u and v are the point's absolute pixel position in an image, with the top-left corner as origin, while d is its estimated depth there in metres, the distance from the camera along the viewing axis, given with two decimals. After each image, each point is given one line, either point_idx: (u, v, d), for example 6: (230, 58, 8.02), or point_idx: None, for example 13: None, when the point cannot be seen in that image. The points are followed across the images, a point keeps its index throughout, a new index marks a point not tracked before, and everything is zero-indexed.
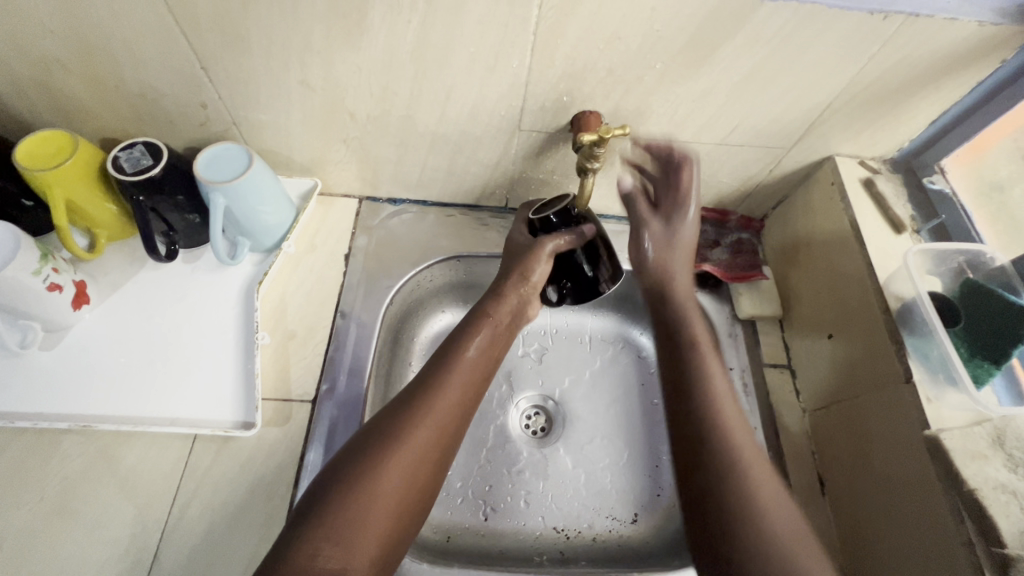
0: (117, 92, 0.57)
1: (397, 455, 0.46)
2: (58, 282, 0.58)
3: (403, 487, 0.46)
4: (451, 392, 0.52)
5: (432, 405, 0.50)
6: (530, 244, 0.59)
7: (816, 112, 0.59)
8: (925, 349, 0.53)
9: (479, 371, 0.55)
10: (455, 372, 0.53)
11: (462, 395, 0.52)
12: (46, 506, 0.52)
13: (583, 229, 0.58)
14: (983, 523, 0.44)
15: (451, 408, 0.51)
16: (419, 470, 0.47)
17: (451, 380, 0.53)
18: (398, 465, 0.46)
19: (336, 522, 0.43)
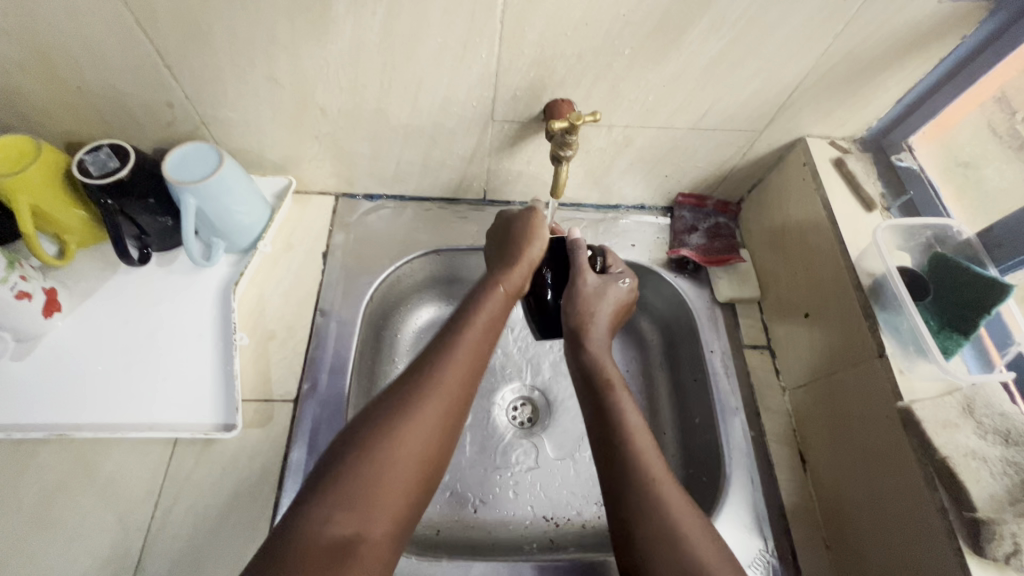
0: (78, 94, 0.55)
1: (422, 418, 0.47)
2: (26, 290, 0.56)
3: (429, 447, 0.46)
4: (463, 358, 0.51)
5: (446, 376, 0.49)
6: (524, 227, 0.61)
7: (785, 94, 0.59)
8: (896, 323, 0.54)
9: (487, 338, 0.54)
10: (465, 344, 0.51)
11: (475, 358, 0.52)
12: (23, 519, 0.52)
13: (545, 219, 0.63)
14: (955, 490, 0.45)
15: (463, 379, 0.50)
16: (437, 437, 0.47)
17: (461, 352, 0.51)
18: (417, 436, 0.46)
19: (349, 492, 0.42)
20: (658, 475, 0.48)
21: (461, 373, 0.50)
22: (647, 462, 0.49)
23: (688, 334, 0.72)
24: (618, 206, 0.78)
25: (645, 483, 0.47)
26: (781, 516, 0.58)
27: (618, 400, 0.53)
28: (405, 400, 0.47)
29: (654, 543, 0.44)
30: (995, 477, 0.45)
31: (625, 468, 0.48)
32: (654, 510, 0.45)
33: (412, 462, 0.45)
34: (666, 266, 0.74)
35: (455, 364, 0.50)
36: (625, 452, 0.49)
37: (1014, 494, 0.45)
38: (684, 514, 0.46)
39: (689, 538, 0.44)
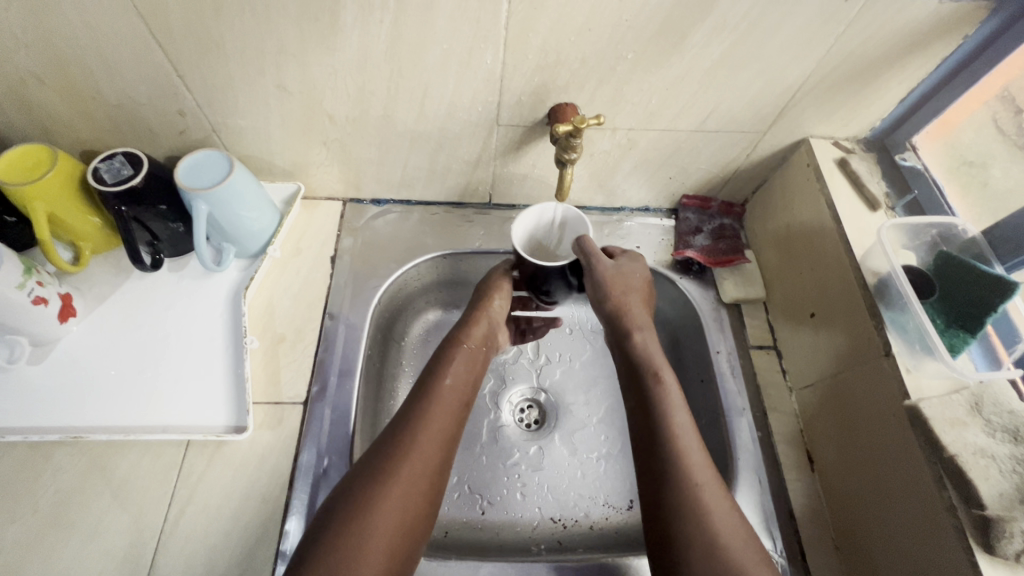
0: (93, 103, 0.57)
1: (394, 483, 0.48)
2: (43, 296, 0.58)
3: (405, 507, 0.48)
4: (435, 424, 0.53)
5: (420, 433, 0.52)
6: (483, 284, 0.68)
7: (787, 96, 0.60)
8: (902, 321, 0.54)
9: (459, 399, 0.57)
10: (437, 401, 0.55)
11: (446, 425, 0.54)
12: (40, 520, 0.52)
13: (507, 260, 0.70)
14: (964, 489, 0.45)
15: (437, 439, 0.53)
16: (412, 501, 0.49)
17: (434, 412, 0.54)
18: (398, 492, 0.48)
19: (342, 552, 0.44)
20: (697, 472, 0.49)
21: (434, 440, 0.52)
22: (689, 462, 0.50)
23: (694, 335, 0.72)
24: (622, 208, 0.79)
25: (687, 482, 0.48)
26: (789, 516, 0.58)
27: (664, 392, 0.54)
28: (381, 463, 0.49)
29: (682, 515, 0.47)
30: (1004, 475, 0.45)
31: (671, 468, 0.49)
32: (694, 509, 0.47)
33: (385, 533, 0.46)
34: (670, 267, 0.75)
35: (427, 431, 0.52)
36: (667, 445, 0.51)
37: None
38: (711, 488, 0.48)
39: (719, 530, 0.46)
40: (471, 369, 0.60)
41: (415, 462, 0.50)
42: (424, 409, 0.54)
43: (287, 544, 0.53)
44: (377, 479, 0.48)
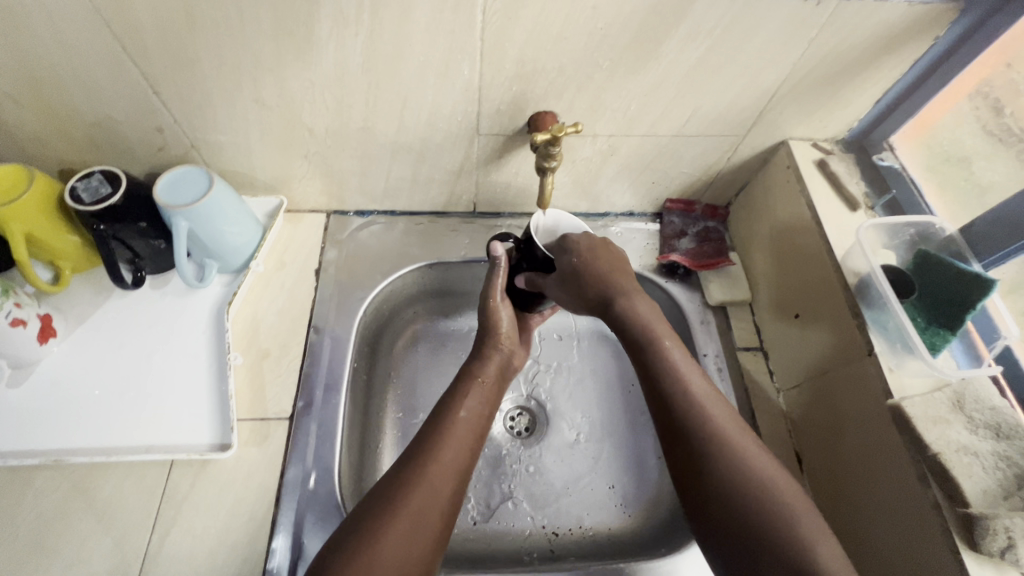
0: (69, 123, 0.56)
1: (401, 516, 0.44)
2: (21, 317, 0.57)
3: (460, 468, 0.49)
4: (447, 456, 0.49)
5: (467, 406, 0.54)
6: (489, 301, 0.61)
7: (765, 99, 0.60)
8: (883, 321, 0.54)
9: (472, 431, 0.53)
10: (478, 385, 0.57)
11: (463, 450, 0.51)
12: (22, 545, 0.52)
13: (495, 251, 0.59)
14: (948, 486, 0.45)
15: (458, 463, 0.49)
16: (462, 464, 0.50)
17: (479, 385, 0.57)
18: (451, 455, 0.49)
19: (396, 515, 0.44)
20: (722, 416, 0.47)
21: (446, 474, 0.48)
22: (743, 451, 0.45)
23: None
24: (607, 213, 0.79)
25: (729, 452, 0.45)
26: None
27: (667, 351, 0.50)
28: (389, 497, 0.45)
29: (724, 475, 0.44)
30: (987, 471, 0.45)
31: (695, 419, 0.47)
32: (734, 455, 0.45)
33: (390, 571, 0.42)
34: (656, 271, 0.75)
35: (438, 462, 0.48)
36: (680, 398, 0.48)
37: (1007, 489, 0.44)
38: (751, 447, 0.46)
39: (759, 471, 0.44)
40: (489, 400, 0.56)
41: (423, 492, 0.46)
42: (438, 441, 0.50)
43: (274, 562, 0.52)
44: (387, 515, 0.44)
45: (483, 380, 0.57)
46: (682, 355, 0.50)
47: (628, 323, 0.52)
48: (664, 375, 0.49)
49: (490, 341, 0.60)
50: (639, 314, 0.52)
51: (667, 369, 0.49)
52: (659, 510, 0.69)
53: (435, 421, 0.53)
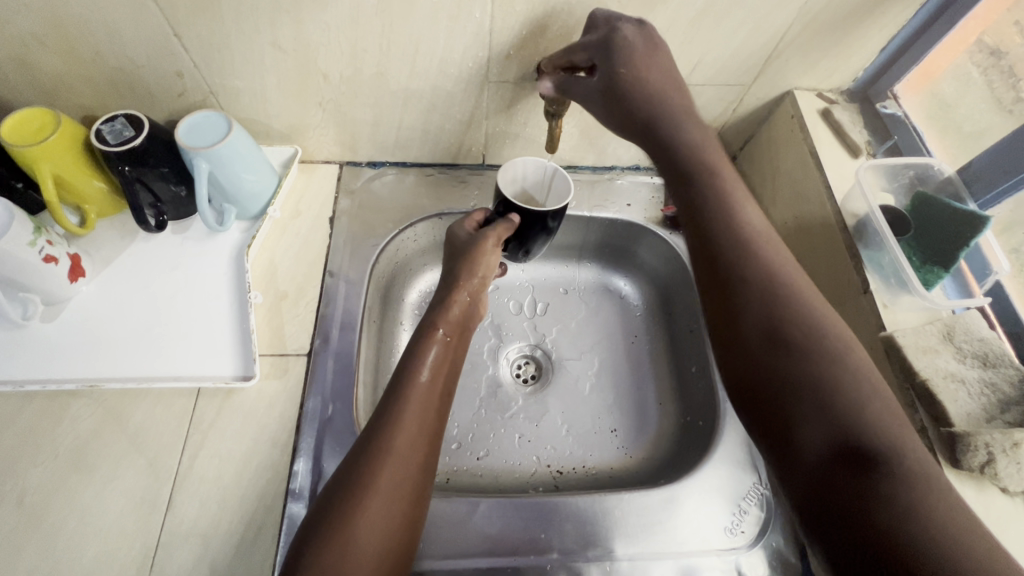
0: (92, 67, 0.58)
1: (378, 489, 0.44)
2: (53, 254, 0.60)
3: (420, 428, 0.49)
4: (408, 436, 0.48)
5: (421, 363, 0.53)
6: (467, 245, 0.60)
7: (770, 46, 0.61)
8: (879, 259, 0.56)
9: (437, 390, 0.52)
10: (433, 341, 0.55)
11: (423, 427, 0.49)
12: (62, 464, 0.55)
13: (512, 216, 0.60)
14: (934, 409, 0.47)
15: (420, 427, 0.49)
16: (427, 420, 0.50)
17: (435, 339, 0.55)
18: (413, 421, 0.49)
19: (359, 486, 0.44)
20: (780, 260, 0.50)
21: (408, 454, 0.47)
22: (809, 302, 0.48)
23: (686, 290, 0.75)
24: (614, 167, 0.80)
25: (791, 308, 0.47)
26: None
27: (734, 207, 0.53)
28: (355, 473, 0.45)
29: (789, 340, 0.46)
30: (971, 397, 0.48)
31: (754, 268, 0.50)
32: (811, 313, 0.47)
33: (374, 544, 0.43)
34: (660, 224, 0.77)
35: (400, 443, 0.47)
36: (731, 239, 0.51)
37: (989, 412, 0.47)
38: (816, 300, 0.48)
39: (821, 320, 0.47)
40: (445, 361, 0.55)
41: (394, 467, 0.46)
42: (396, 421, 0.48)
43: (296, 483, 0.56)
44: (363, 493, 0.44)
45: (440, 338, 0.56)
46: (753, 208, 0.54)
47: (681, 156, 0.55)
48: (734, 238, 0.51)
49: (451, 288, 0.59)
50: (684, 142, 0.55)
51: (716, 202, 0.53)
52: (660, 449, 0.72)
53: (395, 385, 0.51)
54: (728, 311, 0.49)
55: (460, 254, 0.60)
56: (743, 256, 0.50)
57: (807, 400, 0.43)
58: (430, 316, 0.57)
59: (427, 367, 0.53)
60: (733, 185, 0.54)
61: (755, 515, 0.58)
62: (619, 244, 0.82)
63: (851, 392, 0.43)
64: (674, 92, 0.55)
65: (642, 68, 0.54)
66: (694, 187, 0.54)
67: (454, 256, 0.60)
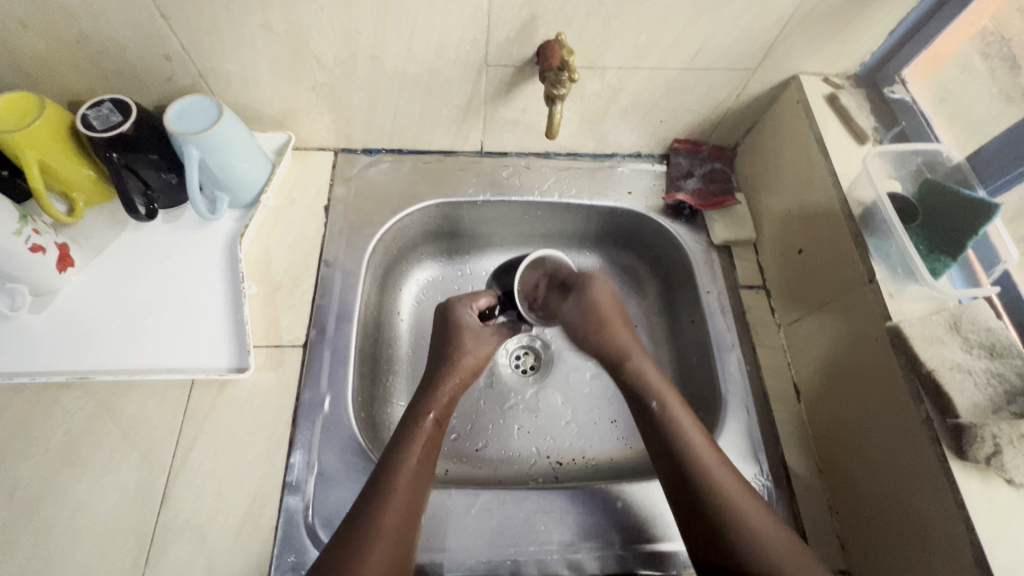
0: (76, 49, 0.56)
1: (381, 535, 0.48)
2: (40, 244, 0.58)
3: (412, 482, 0.52)
4: (392, 523, 0.49)
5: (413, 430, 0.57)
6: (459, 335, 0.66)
7: (777, 29, 0.59)
8: (885, 248, 0.55)
9: (428, 445, 0.57)
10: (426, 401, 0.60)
11: (409, 512, 0.51)
12: (53, 458, 0.54)
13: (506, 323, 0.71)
14: (940, 399, 0.47)
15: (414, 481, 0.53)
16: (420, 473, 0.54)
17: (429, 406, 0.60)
18: (407, 472, 0.53)
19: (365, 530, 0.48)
20: (716, 465, 0.53)
21: (390, 539, 0.49)
22: (714, 470, 0.53)
23: (688, 280, 0.73)
24: (614, 154, 0.79)
25: (724, 506, 0.51)
26: (775, 442, 0.61)
27: (652, 379, 0.61)
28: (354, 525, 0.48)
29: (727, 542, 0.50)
30: (978, 387, 0.47)
31: (682, 463, 0.54)
32: (727, 493, 0.52)
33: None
34: (661, 212, 0.76)
35: (382, 529, 0.49)
36: (674, 448, 0.55)
37: (996, 403, 0.46)
38: (737, 490, 0.52)
39: (753, 520, 0.50)
40: (433, 441, 0.57)
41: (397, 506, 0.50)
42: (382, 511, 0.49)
43: (293, 476, 0.55)
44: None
45: (427, 425, 0.58)
46: (677, 407, 0.58)
47: (642, 395, 0.61)
48: (680, 452, 0.54)
49: (443, 373, 0.63)
50: (615, 350, 0.66)
51: (635, 376, 0.62)
52: None
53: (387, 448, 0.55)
54: (676, 486, 0.54)
55: (452, 337, 0.66)
56: (685, 459, 0.54)
57: (753, 569, 0.48)
58: (422, 394, 0.61)
59: (414, 449, 0.55)
60: (652, 374, 0.62)
61: None
62: (619, 234, 0.81)
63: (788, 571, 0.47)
64: (617, 326, 0.67)
65: (598, 304, 0.69)
66: (630, 370, 0.63)
67: (446, 346, 0.66)
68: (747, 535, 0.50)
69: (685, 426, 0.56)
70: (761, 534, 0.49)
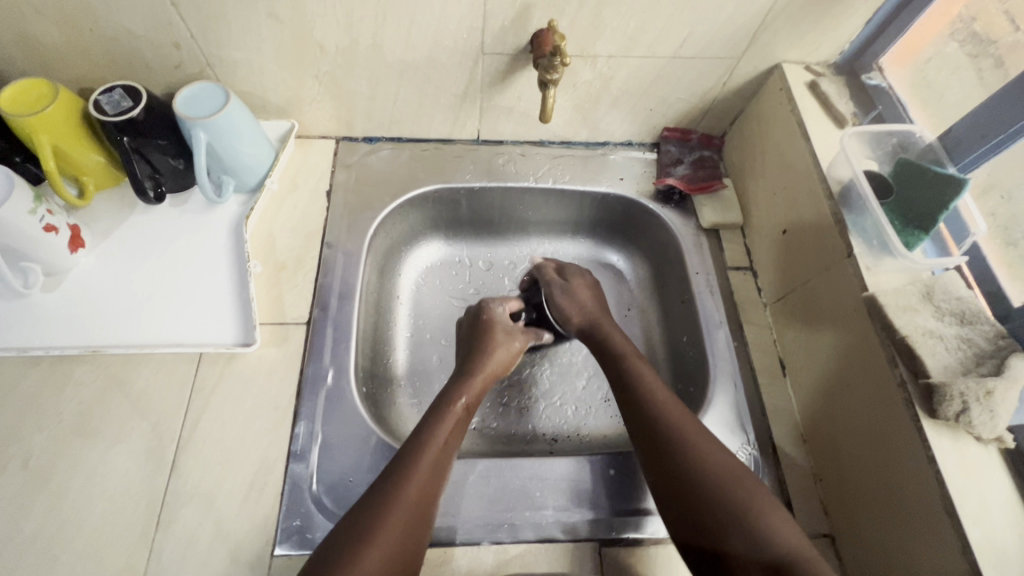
0: (90, 37, 0.59)
1: (382, 527, 0.46)
2: (53, 224, 0.60)
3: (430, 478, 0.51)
4: (408, 500, 0.49)
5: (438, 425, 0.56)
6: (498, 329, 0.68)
7: (760, 18, 0.62)
8: (862, 223, 0.58)
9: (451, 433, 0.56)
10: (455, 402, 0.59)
11: (425, 497, 0.50)
12: (66, 428, 0.56)
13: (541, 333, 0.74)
14: (914, 363, 0.49)
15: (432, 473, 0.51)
16: (437, 472, 0.52)
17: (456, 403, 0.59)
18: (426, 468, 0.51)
19: (369, 520, 0.47)
20: (673, 409, 0.55)
21: (405, 515, 0.48)
22: (684, 421, 0.54)
23: (679, 264, 0.76)
24: (607, 142, 0.81)
25: (681, 438, 0.52)
26: (761, 414, 0.64)
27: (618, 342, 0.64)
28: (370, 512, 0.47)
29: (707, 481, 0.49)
30: (949, 351, 0.50)
31: (649, 408, 0.56)
32: (677, 428, 0.53)
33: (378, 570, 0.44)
34: (653, 198, 0.78)
35: (401, 501, 0.48)
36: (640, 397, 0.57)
37: (966, 365, 0.49)
38: (694, 428, 0.54)
39: (703, 447, 0.52)
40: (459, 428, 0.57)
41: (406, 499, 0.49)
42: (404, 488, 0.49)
43: (298, 445, 0.58)
44: (360, 544, 0.45)
45: (458, 409, 0.58)
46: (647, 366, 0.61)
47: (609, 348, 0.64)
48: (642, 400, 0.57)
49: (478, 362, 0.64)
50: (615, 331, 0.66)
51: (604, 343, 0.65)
52: None
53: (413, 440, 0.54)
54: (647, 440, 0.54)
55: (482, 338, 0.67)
56: (652, 413, 0.55)
57: (698, 478, 0.50)
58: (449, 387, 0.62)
59: (443, 431, 0.55)
60: (620, 336, 0.66)
61: None
62: (612, 219, 0.83)
63: (763, 515, 0.47)
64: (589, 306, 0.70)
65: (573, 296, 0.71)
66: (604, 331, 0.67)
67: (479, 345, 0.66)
68: (719, 475, 0.49)
69: (647, 376, 0.59)
70: (709, 458, 0.51)
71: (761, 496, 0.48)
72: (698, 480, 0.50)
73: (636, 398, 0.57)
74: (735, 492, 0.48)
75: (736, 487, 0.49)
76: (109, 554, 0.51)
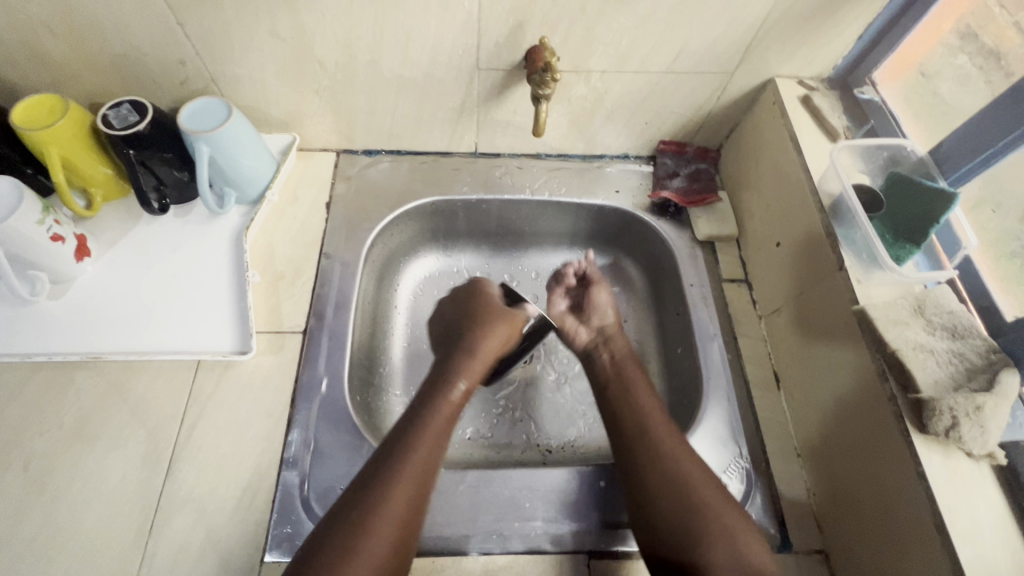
0: (100, 55, 0.61)
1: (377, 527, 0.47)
2: (60, 233, 0.62)
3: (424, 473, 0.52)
4: (402, 495, 0.50)
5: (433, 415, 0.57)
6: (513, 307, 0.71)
7: (751, 33, 0.63)
8: (853, 236, 0.58)
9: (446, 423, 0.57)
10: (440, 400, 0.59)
11: (420, 494, 0.51)
12: (66, 432, 0.58)
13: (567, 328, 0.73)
14: (903, 377, 0.49)
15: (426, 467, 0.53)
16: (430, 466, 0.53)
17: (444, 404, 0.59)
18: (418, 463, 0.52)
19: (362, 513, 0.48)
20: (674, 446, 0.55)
21: (390, 524, 0.48)
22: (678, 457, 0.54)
23: (675, 275, 0.76)
24: (603, 155, 0.82)
25: (681, 480, 0.53)
26: (754, 427, 0.64)
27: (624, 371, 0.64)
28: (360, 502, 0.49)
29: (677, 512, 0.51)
30: (940, 366, 0.49)
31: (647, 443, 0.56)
32: (679, 469, 0.53)
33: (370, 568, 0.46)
34: (648, 210, 0.79)
35: (390, 505, 0.49)
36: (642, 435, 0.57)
37: (957, 380, 0.48)
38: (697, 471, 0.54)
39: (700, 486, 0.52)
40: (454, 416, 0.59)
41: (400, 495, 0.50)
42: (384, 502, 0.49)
43: (290, 452, 0.58)
44: (354, 535, 0.47)
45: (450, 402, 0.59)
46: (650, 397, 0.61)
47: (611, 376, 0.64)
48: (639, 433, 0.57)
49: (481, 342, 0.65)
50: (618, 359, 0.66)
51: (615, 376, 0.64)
52: None
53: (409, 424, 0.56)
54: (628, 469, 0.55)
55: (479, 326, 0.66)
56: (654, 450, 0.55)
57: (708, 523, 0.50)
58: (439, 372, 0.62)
59: (435, 420, 0.56)
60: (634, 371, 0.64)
61: (735, 487, 0.60)
62: (608, 231, 0.84)
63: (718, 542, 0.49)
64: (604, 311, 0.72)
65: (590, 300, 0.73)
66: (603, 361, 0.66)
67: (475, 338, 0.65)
68: (710, 516, 0.50)
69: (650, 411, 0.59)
70: (707, 498, 0.52)
71: (748, 538, 0.50)
72: (670, 513, 0.51)
73: (636, 431, 0.57)
74: (709, 527, 0.50)
75: (733, 536, 0.50)
76: (103, 557, 0.52)
